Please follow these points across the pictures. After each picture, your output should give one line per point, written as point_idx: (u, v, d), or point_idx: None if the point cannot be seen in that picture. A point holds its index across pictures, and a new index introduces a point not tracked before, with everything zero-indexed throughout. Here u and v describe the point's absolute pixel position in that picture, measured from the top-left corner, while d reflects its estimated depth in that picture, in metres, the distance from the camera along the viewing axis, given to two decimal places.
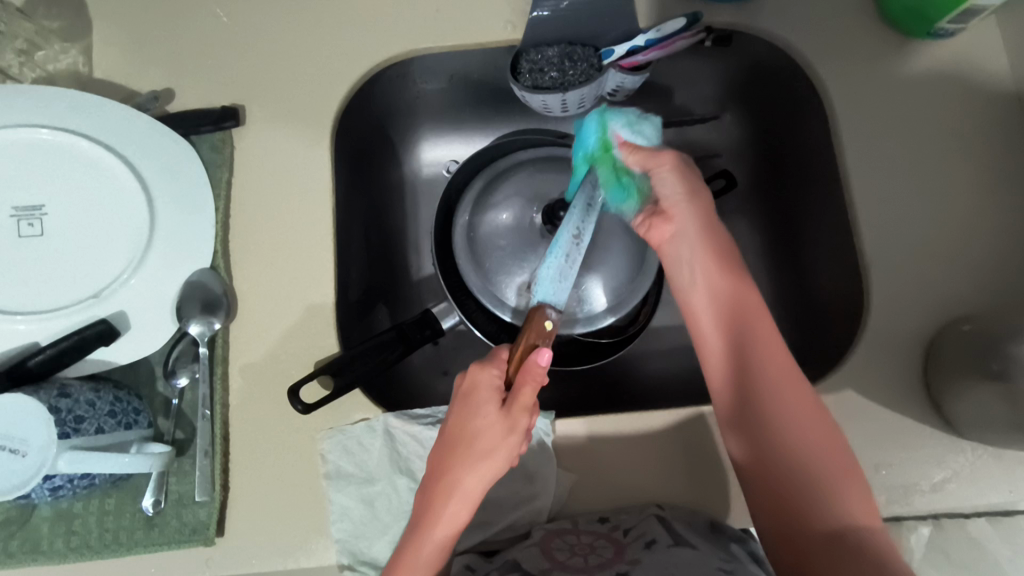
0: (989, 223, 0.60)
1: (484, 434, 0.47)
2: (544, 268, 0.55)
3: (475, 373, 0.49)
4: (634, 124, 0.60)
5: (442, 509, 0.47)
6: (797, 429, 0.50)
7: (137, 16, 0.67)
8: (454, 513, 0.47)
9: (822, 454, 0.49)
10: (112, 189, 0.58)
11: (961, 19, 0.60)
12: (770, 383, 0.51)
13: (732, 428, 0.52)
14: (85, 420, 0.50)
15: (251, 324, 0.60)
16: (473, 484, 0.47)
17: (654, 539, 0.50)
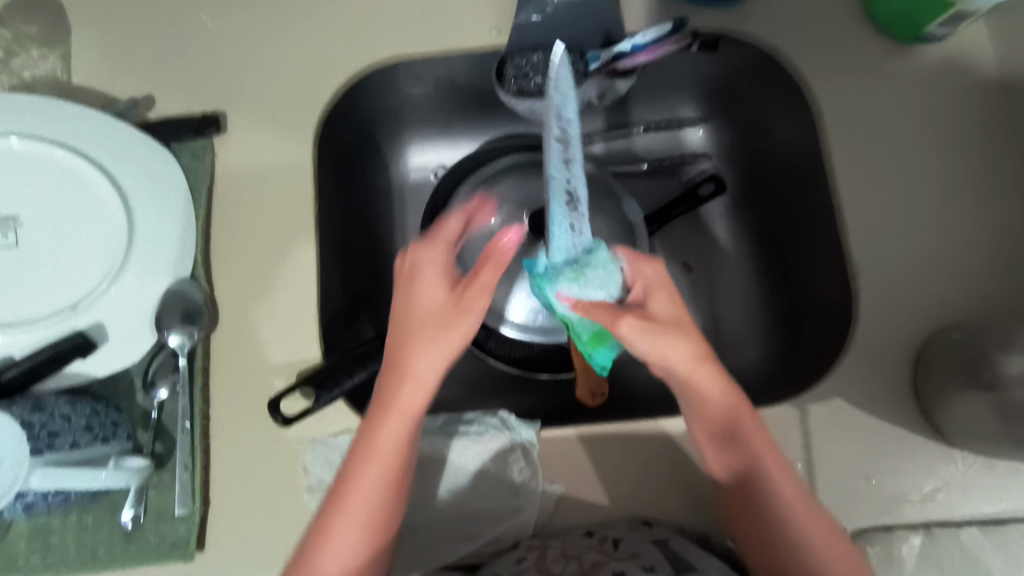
0: (980, 228, 0.59)
1: (425, 317, 0.49)
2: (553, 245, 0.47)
3: (419, 253, 0.51)
4: (578, 278, 0.50)
5: (400, 419, 0.48)
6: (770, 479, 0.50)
7: (117, 22, 0.66)
8: (408, 398, 0.49)
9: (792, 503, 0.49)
10: (89, 198, 0.57)
11: (950, 23, 0.59)
12: (748, 435, 0.51)
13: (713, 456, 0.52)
14: (59, 435, 0.49)
15: (233, 335, 0.59)
16: (423, 371, 0.48)
17: (652, 563, 0.48)
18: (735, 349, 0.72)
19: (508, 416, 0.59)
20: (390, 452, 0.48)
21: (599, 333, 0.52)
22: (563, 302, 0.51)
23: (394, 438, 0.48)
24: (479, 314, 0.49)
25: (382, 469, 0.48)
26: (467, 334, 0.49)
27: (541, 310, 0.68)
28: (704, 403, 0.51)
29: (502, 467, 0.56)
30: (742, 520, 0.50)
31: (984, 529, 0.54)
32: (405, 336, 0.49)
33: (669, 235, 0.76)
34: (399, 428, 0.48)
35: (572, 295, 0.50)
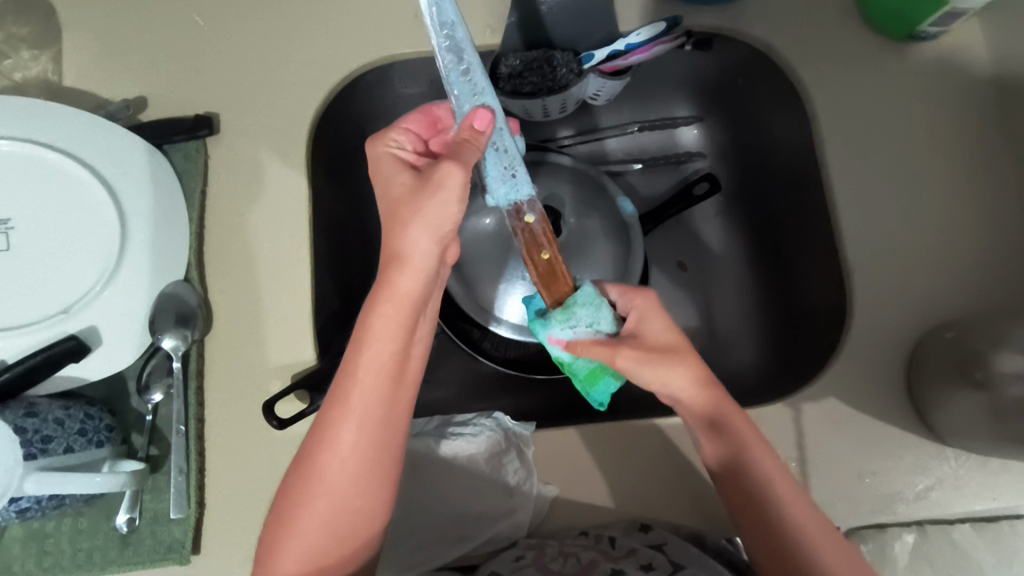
0: (973, 227, 0.59)
1: (404, 206, 0.46)
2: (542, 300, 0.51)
3: (375, 149, 0.52)
4: (567, 320, 0.51)
5: (390, 327, 0.46)
6: (761, 464, 0.49)
7: (108, 22, 0.66)
8: (383, 318, 0.46)
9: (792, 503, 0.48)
10: (81, 201, 0.57)
11: (944, 22, 0.59)
12: (747, 441, 0.50)
13: (707, 444, 0.51)
14: (53, 440, 0.49)
15: (227, 337, 0.58)
16: (417, 252, 0.46)
17: (651, 563, 0.48)
18: (729, 348, 0.72)
19: (503, 417, 0.59)
20: (383, 360, 0.46)
21: (595, 371, 0.54)
22: (557, 345, 0.52)
23: (387, 344, 0.46)
24: (457, 192, 0.46)
25: (376, 378, 0.46)
26: (446, 211, 0.46)
27: None
28: (697, 410, 0.51)
29: (497, 468, 0.56)
30: (746, 509, 0.49)
31: (976, 526, 0.54)
32: (393, 218, 0.47)
33: (663, 235, 0.77)
34: (392, 335, 0.46)
35: (562, 336, 0.52)
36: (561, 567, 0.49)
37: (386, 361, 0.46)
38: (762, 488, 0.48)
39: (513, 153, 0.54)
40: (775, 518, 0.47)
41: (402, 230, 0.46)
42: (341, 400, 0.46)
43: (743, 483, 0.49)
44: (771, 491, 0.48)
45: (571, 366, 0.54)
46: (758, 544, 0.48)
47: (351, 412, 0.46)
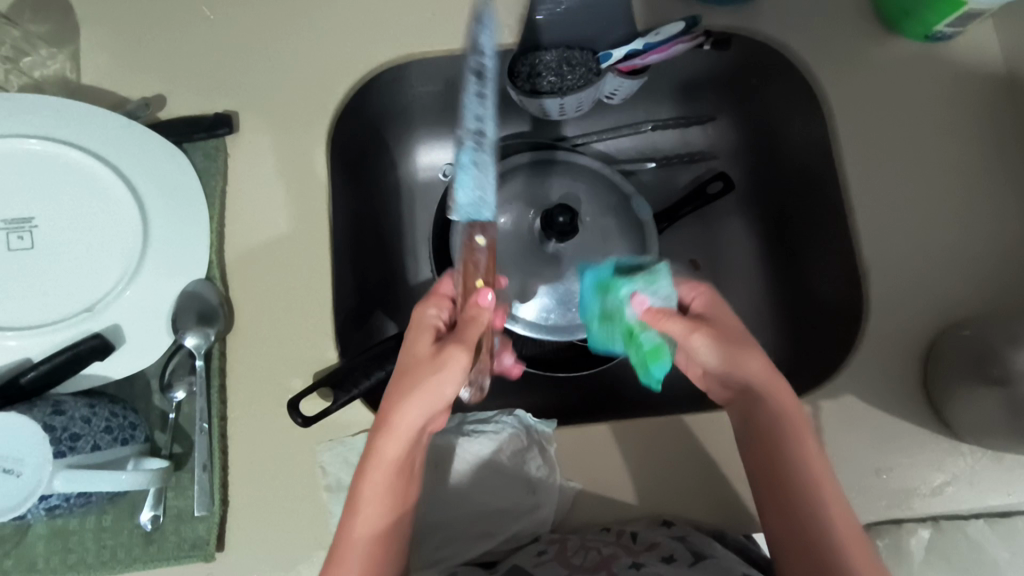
0: (988, 227, 0.60)
1: (413, 369, 0.48)
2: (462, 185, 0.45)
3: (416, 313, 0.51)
4: (651, 282, 0.52)
5: (389, 461, 0.48)
6: (807, 468, 0.49)
7: (127, 20, 0.65)
8: (384, 452, 0.48)
9: (842, 530, 0.47)
10: (103, 200, 0.57)
11: (959, 23, 0.60)
12: (796, 441, 0.50)
13: (756, 450, 0.52)
14: (81, 437, 0.49)
15: (248, 336, 0.59)
16: (404, 423, 0.47)
17: (672, 555, 0.49)
18: None
19: (524, 415, 0.60)
20: (390, 473, 0.48)
21: (660, 344, 0.51)
22: (636, 305, 0.51)
23: (387, 466, 0.48)
24: (459, 372, 0.47)
25: (382, 496, 0.48)
26: (444, 392, 0.47)
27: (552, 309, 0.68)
28: (752, 405, 0.52)
29: (520, 466, 0.56)
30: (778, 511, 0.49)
31: (991, 521, 0.55)
32: (393, 388, 0.48)
33: (677, 235, 0.77)
34: (399, 438, 0.48)
35: (647, 298, 0.51)
36: (582, 560, 0.50)
37: (393, 497, 0.48)
38: (805, 495, 0.48)
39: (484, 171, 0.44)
40: (821, 534, 0.47)
41: (395, 400, 0.48)
42: (352, 510, 0.48)
43: (798, 491, 0.49)
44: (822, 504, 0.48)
45: (637, 336, 0.51)
46: (794, 545, 0.48)
47: (364, 513, 0.48)
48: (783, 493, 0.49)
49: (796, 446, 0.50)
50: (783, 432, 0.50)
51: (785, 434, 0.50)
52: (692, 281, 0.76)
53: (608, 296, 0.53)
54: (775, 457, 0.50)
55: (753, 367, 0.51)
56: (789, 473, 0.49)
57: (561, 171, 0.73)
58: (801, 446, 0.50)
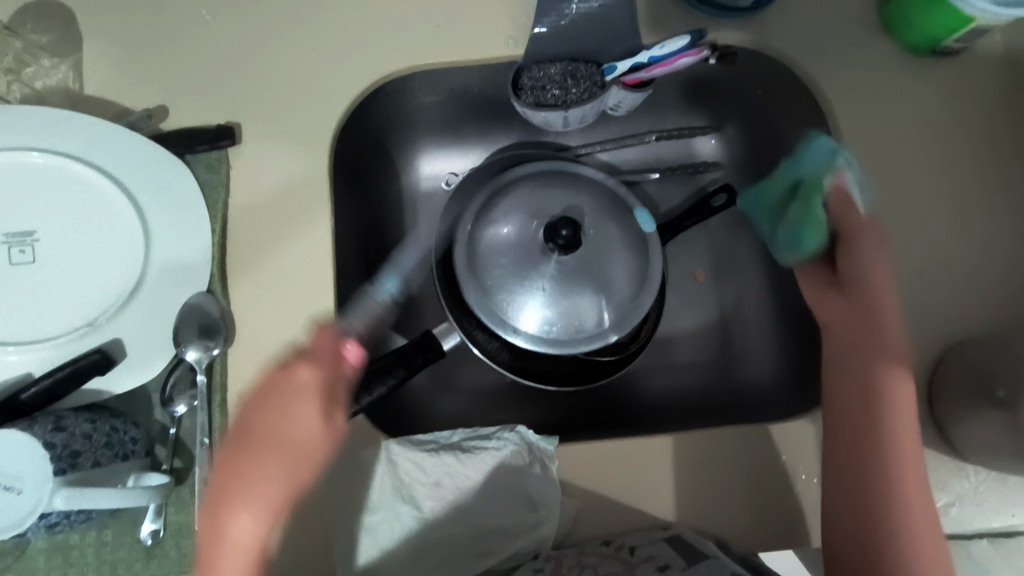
0: (994, 244, 0.59)
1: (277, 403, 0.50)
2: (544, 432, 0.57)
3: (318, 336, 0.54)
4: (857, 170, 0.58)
5: (229, 505, 0.48)
6: (892, 423, 0.49)
7: (129, 30, 0.65)
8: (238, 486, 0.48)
9: (907, 461, 0.48)
10: (106, 213, 0.57)
11: (966, 39, 0.60)
12: (886, 383, 0.50)
13: (839, 388, 0.52)
14: (82, 454, 0.49)
15: (250, 349, 0.58)
16: (270, 433, 0.50)
17: (667, 564, 0.49)
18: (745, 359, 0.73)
19: (526, 432, 0.59)
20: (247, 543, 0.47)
21: (814, 221, 0.57)
22: (838, 179, 0.57)
23: (267, 493, 0.48)
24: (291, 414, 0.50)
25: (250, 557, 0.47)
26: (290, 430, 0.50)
27: (555, 322, 0.68)
28: (841, 337, 0.53)
29: (522, 484, 0.56)
30: (840, 492, 0.49)
31: (996, 542, 0.55)
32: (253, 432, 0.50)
33: (679, 246, 0.77)
34: (259, 508, 0.48)
35: (842, 172, 0.57)
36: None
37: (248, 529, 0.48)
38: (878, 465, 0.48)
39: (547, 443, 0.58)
40: (897, 509, 0.47)
41: (224, 508, 0.48)
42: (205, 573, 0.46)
43: (868, 432, 0.50)
44: (886, 471, 0.48)
45: (807, 202, 0.58)
46: (850, 525, 0.48)
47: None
48: (879, 468, 0.48)
49: (897, 405, 0.50)
50: (886, 349, 0.51)
51: (875, 399, 0.50)
52: (695, 293, 0.76)
53: (802, 159, 0.60)
54: (899, 410, 0.50)
55: (892, 332, 0.52)
56: (861, 432, 0.50)
57: (564, 183, 0.73)
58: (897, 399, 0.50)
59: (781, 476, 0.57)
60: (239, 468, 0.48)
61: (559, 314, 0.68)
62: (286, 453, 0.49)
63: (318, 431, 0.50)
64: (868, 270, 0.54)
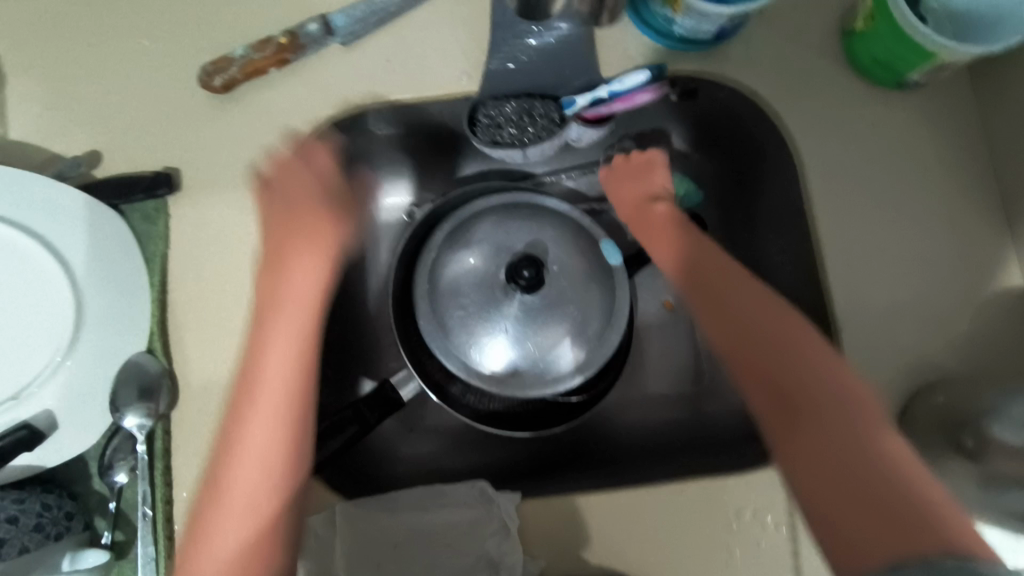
0: (959, 282, 0.58)
1: (284, 318, 0.51)
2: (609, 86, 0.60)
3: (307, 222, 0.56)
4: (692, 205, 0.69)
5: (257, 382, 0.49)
6: (805, 354, 0.47)
7: (55, 68, 0.61)
8: (268, 394, 0.48)
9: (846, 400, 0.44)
10: (32, 276, 0.54)
11: (932, 73, 0.58)
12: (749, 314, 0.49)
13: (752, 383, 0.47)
14: (7, 541, 0.47)
15: (193, 411, 0.55)
16: (272, 361, 0.49)
17: None
18: (716, 394, 0.71)
19: (485, 485, 0.57)
20: (267, 453, 0.47)
21: None
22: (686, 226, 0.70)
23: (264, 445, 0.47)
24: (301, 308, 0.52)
25: (270, 454, 0.47)
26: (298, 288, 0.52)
27: (518, 363, 0.66)
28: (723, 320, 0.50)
29: (481, 541, 0.54)
30: (788, 404, 0.44)
31: None
32: (276, 287, 0.53)
33: (648, 274, 0.75)
34: (268, 429, 0.47)
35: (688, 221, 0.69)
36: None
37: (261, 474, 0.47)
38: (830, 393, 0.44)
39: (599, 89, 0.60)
40: (856, 436, 0.42)
41: (233, 430, 0.48)
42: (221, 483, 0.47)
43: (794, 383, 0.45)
44: (846, 398, 0.44)
45: None
46: (820, 468, 0.41)
47: (252, 477, 0.47)
48: (793, 390, 0.45)
49: (791, 339, 0.48)
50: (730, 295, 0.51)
51: (777, 334, 0.48)
52: (665, 323, 0.74)
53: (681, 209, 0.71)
54: (778, 344, 0.47)
55: (733, 286, 0.52)
56: (789, 376, 0.46)
57: (526, 215, 0.70)
58: (766, 327, 0.49)
59: (751, 530, 0.54)
60: (245, 390, 0.49)
61: (523, 355, 0.66)
62: (302, 295, 0.52)
63: (326, 169, 0.57)
64: (692, 251, 0.55)
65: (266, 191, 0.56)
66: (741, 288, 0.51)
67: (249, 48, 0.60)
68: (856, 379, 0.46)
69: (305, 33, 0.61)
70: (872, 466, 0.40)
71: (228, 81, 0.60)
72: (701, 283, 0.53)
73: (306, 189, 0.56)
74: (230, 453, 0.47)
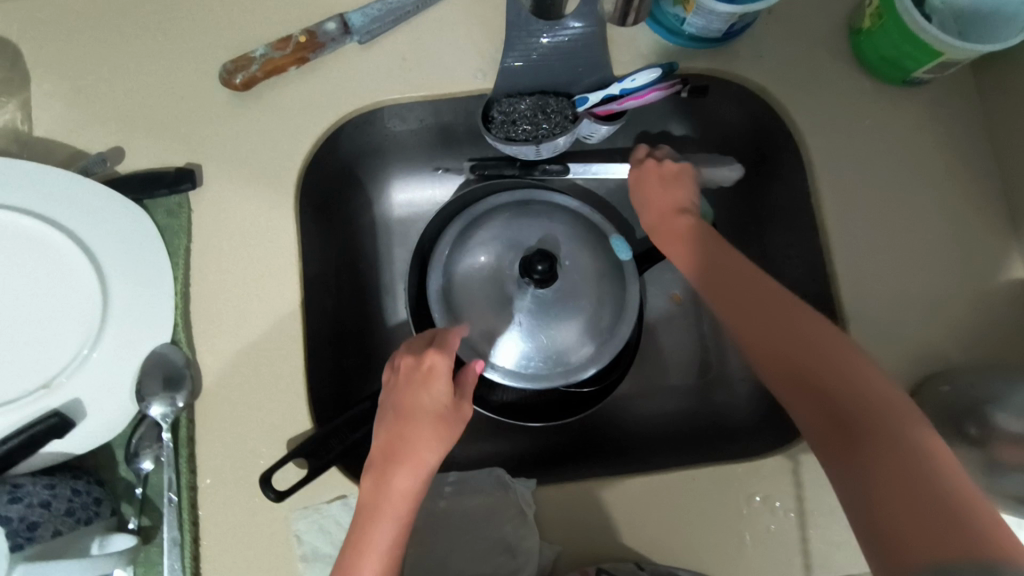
0: (963, 275, 0.60)
1: (406, 448, 0.49)
2: (625, 83, 0.61)
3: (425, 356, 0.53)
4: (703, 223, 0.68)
5: (370, 509, 0.47)
6: (819, 343, 0.45)
7: (79, 66, 0.62)
8: (380, 532, 0.46)
9: (877, 404, 0.41)
10: (60, 268, 0.55)
11: (937, 70, 0.59)
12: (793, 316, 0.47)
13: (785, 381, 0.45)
14: (40, 525, 0.48)
15: (217, 400, 0.57)
16: (397, 489, 0.47)
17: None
18: (723, 386, 0.72)
19: (502, 472, 0.59)
20: None
21: None
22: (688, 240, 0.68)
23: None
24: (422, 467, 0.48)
25: (392, 552, 0.46)
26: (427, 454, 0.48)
27: (532, 356, 0.67)
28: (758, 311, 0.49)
29: (500, 525, 0.56)
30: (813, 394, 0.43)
31: None
32: (400, 423, 0.50)
33: (657, 269, 0.76)
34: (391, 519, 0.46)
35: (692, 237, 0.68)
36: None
37: None
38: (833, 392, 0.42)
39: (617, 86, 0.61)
40: (882, 423, 0.40)
41: (369, 528, 0.46)
42: None
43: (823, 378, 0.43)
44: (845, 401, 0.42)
45: None
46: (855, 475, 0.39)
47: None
48: (821, 377, 0.43)
49: (816, 339, 0.45)
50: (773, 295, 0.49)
51: (795, 326, 0.47)
52: (673, 317, 0.76)
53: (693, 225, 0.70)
54: (801, 338, 0.45)
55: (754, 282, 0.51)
56: (811, 365, 0.44)
57: (538, 210, 0.71)
58: (774, 319, 0.47)
59: (761, 515, 0.56)
60: (377, 490, 0.48)
61: (538, 348, 0.67)
62: (422, 417, 0.50)
63: (437, 397, 0.51)
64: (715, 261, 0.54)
65: (392, 371, 0.53)
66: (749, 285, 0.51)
67: (270, 47, 0.61)
68: (903, 395, 0.42)
69: (324, 31, 0.62)
70: (915, 471, 0.37)
71: (248, 78, 0.61)
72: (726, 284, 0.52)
73: (426, 391, 0.51)
74: (364, 544, 0.46)
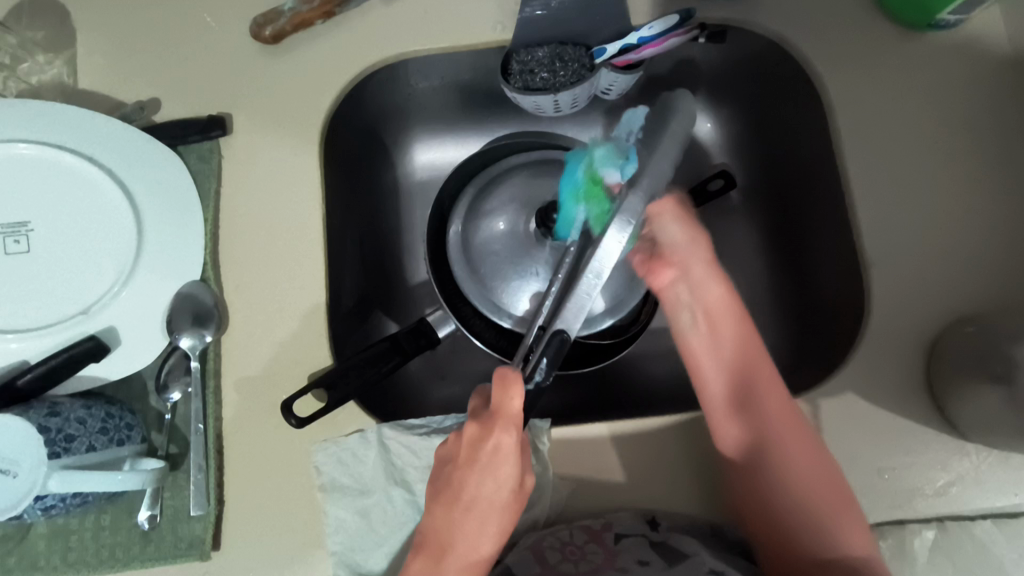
0: (991, 217, 0.58)
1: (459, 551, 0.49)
2: (643, 30, 0.61)
3: (499, 436, 0.50)
4: None
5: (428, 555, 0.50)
6: (837, 522, 0.51)
7: (121, 25, 0.66)
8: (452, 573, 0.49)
9: (806, 480, 0.53)
10: (96, 204, 0.58)
11: (963, 10, 0.58)
12: (787, 447, 0.54)
13: (730, 423, 0.55)
14: (76, 439, 0.50)
15: (242, 336, 0.59)
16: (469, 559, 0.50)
17: (648, 559, 0.51)
18: None
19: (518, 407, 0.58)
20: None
21: None
22: None
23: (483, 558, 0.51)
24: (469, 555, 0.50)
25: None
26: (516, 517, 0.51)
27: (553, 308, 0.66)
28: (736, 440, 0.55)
29: None
30: (750, 484, 0.54)
31: (999, 522, 0.53)
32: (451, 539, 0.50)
33: None
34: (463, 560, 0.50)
35: None
36: (560, 566, 0.51)
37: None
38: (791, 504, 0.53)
39: (636, 34, 0.61)
40: (854, 524, 0.51)
41: (467, 527, 0.50)
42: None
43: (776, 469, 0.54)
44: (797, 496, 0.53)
45: None
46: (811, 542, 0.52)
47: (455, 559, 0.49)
48: (763, 451, 0.54)
49: (766, 389, 0.56)
50: (698, 369, 0.58)
51: (785, 458, 0.54)
52: None
53: None
54: (747, 430, 0.55)
55: (736, 426, 0.55)
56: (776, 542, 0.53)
57: (556, 170, 0.72)
58: (717, 420, 0.55)
59: None
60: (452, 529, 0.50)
61: None
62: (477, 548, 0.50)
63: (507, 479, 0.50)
64: None
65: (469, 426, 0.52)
66: (721, 312, 0.59)
67: (298, 1, 0.64)
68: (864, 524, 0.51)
69: None
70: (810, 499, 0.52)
71: (277, 31, 0.64)
72: (756, 450, 0.54)
73: (493, 474, 0.50)
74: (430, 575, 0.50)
